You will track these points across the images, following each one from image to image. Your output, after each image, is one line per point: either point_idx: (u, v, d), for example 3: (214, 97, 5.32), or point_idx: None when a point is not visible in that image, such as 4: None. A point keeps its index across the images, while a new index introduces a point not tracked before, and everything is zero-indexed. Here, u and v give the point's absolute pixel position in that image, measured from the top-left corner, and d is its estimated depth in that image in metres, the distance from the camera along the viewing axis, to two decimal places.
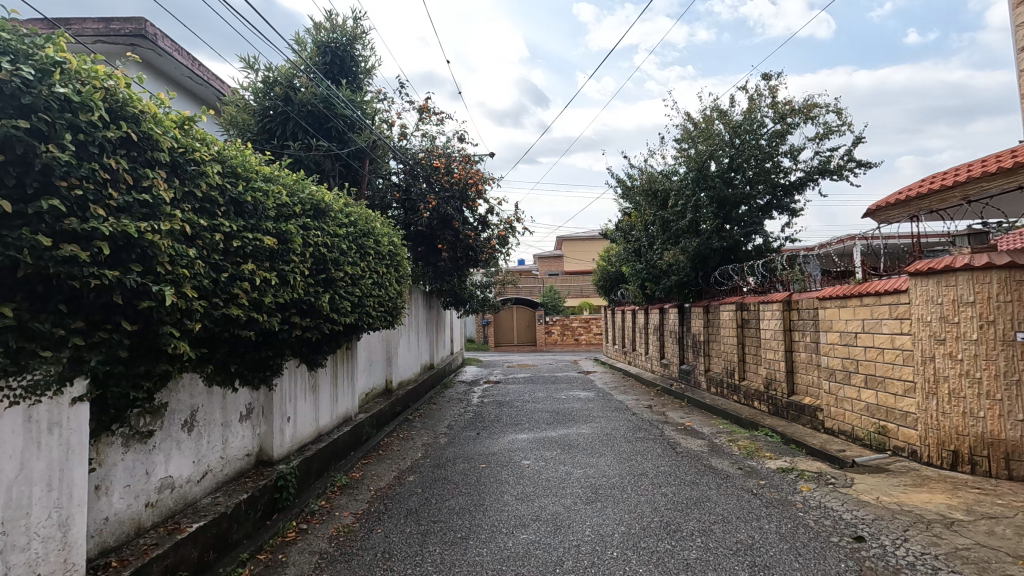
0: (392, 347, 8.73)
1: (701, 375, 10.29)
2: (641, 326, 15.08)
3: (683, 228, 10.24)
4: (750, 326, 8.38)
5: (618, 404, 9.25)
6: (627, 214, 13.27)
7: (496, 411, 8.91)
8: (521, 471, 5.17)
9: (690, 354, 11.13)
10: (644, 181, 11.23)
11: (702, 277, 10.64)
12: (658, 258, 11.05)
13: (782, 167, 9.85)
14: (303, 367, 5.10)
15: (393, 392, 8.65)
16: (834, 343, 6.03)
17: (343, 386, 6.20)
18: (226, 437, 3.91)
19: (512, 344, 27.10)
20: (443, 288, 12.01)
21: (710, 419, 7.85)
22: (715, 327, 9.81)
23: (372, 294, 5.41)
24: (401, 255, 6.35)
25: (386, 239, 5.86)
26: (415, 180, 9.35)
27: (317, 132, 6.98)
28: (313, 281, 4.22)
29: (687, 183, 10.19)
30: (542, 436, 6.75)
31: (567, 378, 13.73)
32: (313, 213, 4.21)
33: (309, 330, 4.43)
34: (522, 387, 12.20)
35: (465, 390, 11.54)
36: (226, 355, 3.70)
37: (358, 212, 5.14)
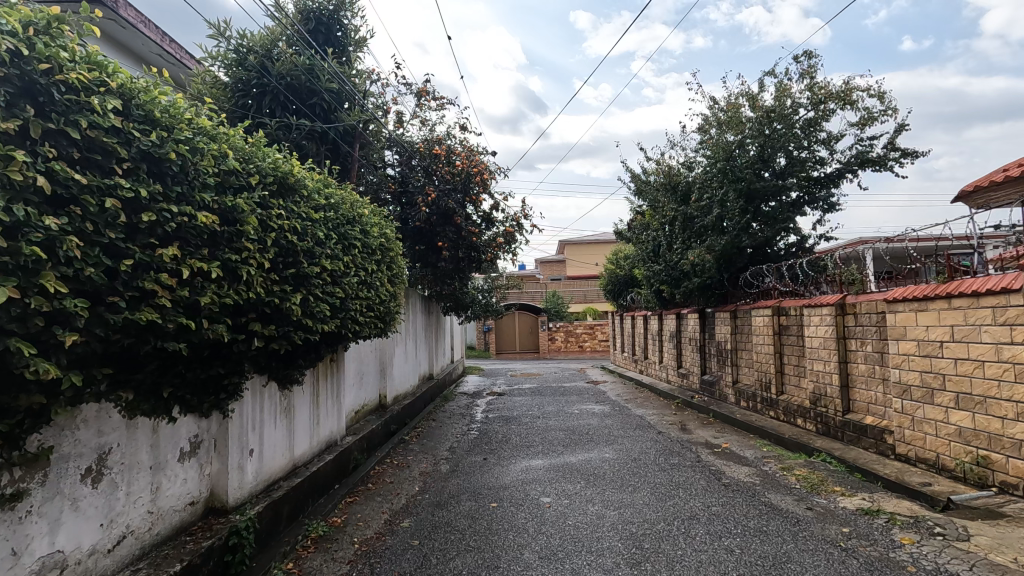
0: (386, 358, 7.78)
1: (728, 387, 9.33)
2: (654, 333, 14.11)
3: (708, 225, 9.33)
4: (790, 334, 7.44)
5: (639, 421, 8.29)
6: (640, 212, 12.36)
7: (504, 429, 7.93)
8: (543, 514, 4.20)
9: (713, 364, 10.17)
10: (662, 176, 10.31)
11: (728, 279, 9.65)
12: (679, 259, 10.09)
13: (818, 157, 8.93)
14: (274, 385, 4.14)
15: (388, 408, 7.69)
16: (910, 354, 5.08)
17: (326, 406, 5.25)
18: (159, 483, 2.94)
19: (514, 351, 26.12)
20: (443, 292, 11.05)
21: (749, 440, 6.87)
22: (745, 335, 8.84)
23: (359, 296, 4.46)
24: (396, 251, 5.40)
25: (379, 230, 4.92)
26: (413, 170, 8.43)
27: (299, 109, 6.06)
28: (279, 276, 3.29)
29: (712, 176, 9.28)
30: (561, 463, 5.78)
31: (577, 388, 12.76)
32: (278, 190, 3.28)
33: (275, 340, 3.48)
34: (529, 399, 11.23)
35: (468, 403, 10.56)
36: (155, 375, 2.76)
37: (342, 195, 4.20)
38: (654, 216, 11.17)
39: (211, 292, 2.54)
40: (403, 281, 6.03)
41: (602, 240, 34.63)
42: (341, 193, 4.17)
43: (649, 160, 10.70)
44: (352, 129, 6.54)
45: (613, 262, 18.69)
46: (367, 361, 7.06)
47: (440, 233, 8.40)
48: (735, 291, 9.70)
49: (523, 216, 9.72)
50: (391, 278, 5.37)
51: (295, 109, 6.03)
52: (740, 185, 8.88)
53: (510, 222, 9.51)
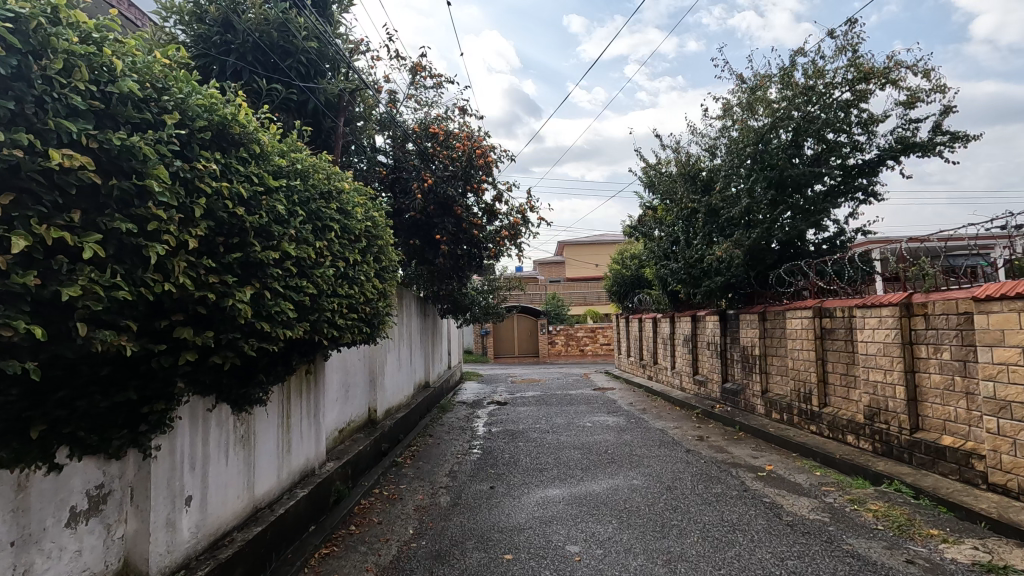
0: (376, 366, 6.83)
1: (756, 397, 8.43)
2: (666, 337, 13.19)
3: (734, 217, 8.44)
4: (836, 338, 6.55)
5: (662, 436, 7.38)
6: (653, 206, 11.46)
7: (510, 446, 6.99)
8: (573, 573, 3.26)
9: (737, 371, 9.27)
10: (682, 164, 9.42)
11: (756, 279, 8.74)
12: (699, 256, 9.19)
13: (856, 143, 8.01)
14: (225, 408, 3.20)
15: (379, 423, 6.74)
16: (1010, 363, 4.19)
17: (301, 428, 4.30)
18: (31, 564, 2.00)
19: (512, 355, 25.19)
20: (440, 293, 10.10)
21: (795, 462, 5.96)
22: (777, 339, 7.96)
23: (337, 294, 3.52)
24: (387, 240, 4.47)
25: (363, 212, 3.98)
26: (408, 155, 7.51)
27: (272, 74, 5.13)
28: (217, 264, 2.36)
29: (740, 163, 8.43)
30: (585, 494, 4.84)
31: (585, 397, 11.84)
32: (217, 144, 2.35)
33: (216, 352, 2.56)
34: (534, 409, 10.29)
35: (468, 414, 9.63)
36: (16, 406, 1.84)
37: (315, 162, 3.26)
38: (670, 209, 10.28)
39: (87, 279, 1.64)
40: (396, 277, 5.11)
41: (603, 241, 33.73)
42: (314, 159, 3.23)
43: (665, 148, 9.82)
44: (335, 101, 5.63)
45: (618, 261, 17.77)
46: (353, 370, 6.11)
47: (438, 224, 7.47)
48: (762, 291, 8.80)
49: (529, 208, 8.80)
50: (379, 272, 4.43)
51: (265, 73, 5.09)
52: (771, 173, 8.03)
53: (514, 214, 8.60)
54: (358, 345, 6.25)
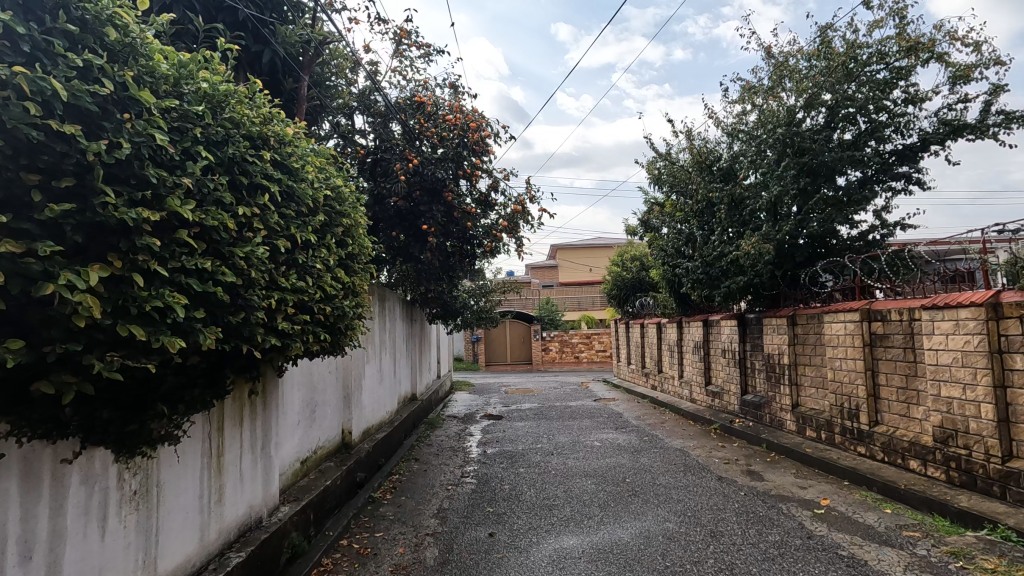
0: (351, 380, 5.77)
1: (786, 411, 7.48)
2: (673, 344, 12.21)
3: (760, 208, 7.50)
4: (892, 345, 5.60)
5: (685, 459, 6.38)
6: (662, 201, 10.51)
7: (510, 474, 5.95)
8: None
9: (760, 382, 8.31)
10: (699, 152, 8.48)
11: (784, 278, 7.80)
12: (718, 254, 8.22)
13: (900, 125, 7.08)
14: (100, 453, 2.15)
15: (354, 448, 5.68)
16: None
17: (240, 468, 3.24)
18: None
19: (504, 363, 24.12)
20: (429, 295, 9.06)
21: (852, 493, 4.98)
22: (811, 346, 7.02)
23: (276, 287, 2.50)
24: (355, 221, 3.44)
25: (319, 179, 2.95)
26: (391, 133, 6.49)
27: (217, 16, 4.10)
28: (25, 222, 1.37)
29: (766, 148, 7.48)
30: (610, 544, 3.81)
31: (587, 409, 10.83)
32: (17, 6, 1.38)
33: (44, 376, 1.54)
34: (533, 423, 9.25)
35: (459, 432, 8.58)
36: None
37: (243, 92, 2.25)
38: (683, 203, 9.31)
39: None
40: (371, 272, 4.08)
41: (596, 244, 32.81)
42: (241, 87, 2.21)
43: (678, 135, 8.86)
44: (300, 56, 4.61)
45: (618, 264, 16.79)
46: (322, 385, 5.06)
47: (424, 214, 6.41)
48: (789, 292, 7.86)
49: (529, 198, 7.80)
50: (343, 262, 3.39)
51: (208, 13, 4.07)
52: (803, 160, 7.07)
53: (513, 206, 7.59)
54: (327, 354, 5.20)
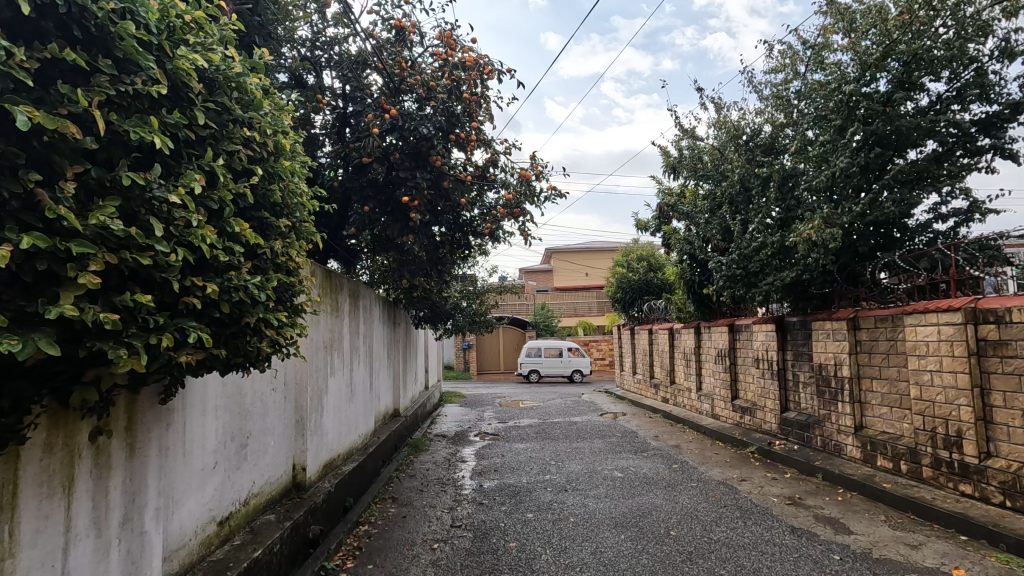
0: (305, 400, 4.32)
1: (845, 435, 6.19)
2: (690, 353, 10.86)
3: (814, 188, 6.21)
4: (1014, 354, 4.29)
5: (733, 498, 5.08)
6: (684, 188, 9.24)
7: (517, 522, 4.51)
8: None
9: (809, 398, 6.98)
10: (736, 125, 7.21)
11: (842, 272, 6.50)
12: (759, 245, 6.88)
13: (995, 82, 5.71)
14: None
15: (307, 492, 4.23)
16: None
17: (59, 571, 1.84)
18: None
19: (496, 371, 22.76)
20: (414, 292, 7.67)
21: (983, 556, 3.66)
22: (882, 357, 5.72)
23: (41, 222, 1.21)
24: (277, 146, 2.09)
25: (190, 44, 1.63)
26: (366, 84, 5.15)
27: None
28: None
29: (825, 115, 6.16)
30: None
31: (595, 426, 9.49)
32: None
33: None
34: (537, 445, 7.89)
35: (450, 457, 7.17)
36: None
37: None
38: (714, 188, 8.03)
39: None
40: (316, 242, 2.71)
41: (593, 248, 31.52)
42: None
43: (707, 106, 7.57)
44: None
45: (623, 266, 15.53)
46: (258, 406, 3.67)
47: (404, 184, 4.86)
48: (845, 291, 6.58)
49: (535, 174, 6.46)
50: (247, 211, 2.03)
51: None
52: (874, 125, 5.72)
53: (518, 184, 6.22)
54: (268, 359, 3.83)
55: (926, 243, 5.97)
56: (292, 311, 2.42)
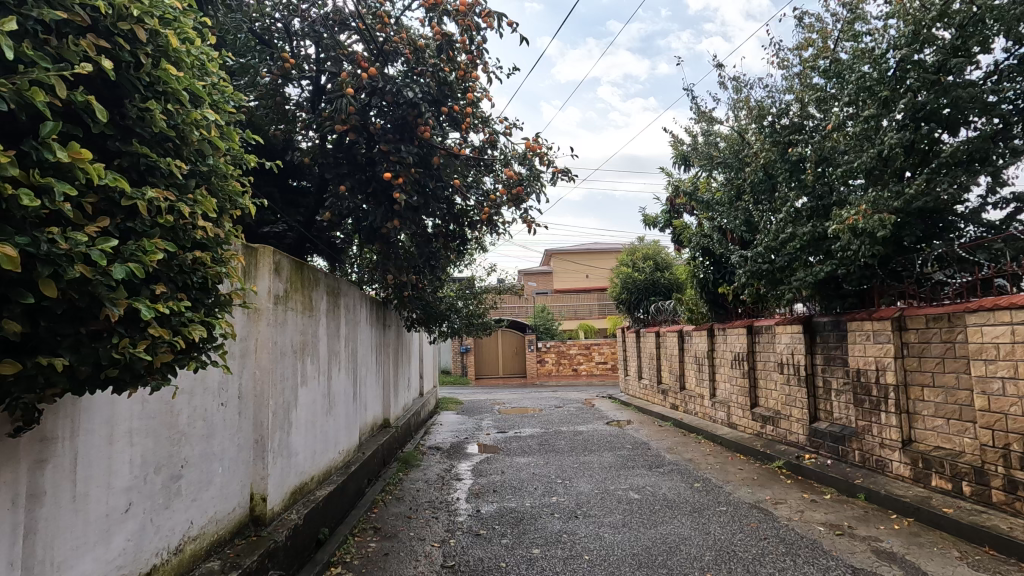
0: (264, 417, 3.59)
1: (889, 449, 5.48)
2: (702, 357, 10.14)
3: (852, 171, 5.52)
4: None
5: (769, 527, 4.36)
6: (697, 178, 8.54)
7: (524, 561, 3.76)
8: None
9: (846, 407, 6.26)
10: (761, 105, 6.52)
11: (883, 266, 5.79)
12: (790, 236, 6.17)
13: None
14: None
15: (266, 528, 3.49)
16: None
17: None
18: None
19: (495, 376, 22.00)
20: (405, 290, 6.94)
21: None
22: (936, 361, 5.02)
23: None
24: (147, 39, 1.56)
25: None
26: (345, 46, 4.42)
27: None
28: None
29: (871, 86, 5.40)
30: None
31: (601, 436, 8.77)
32: None
33: None
34: (541, 458, 7.15)
35: (445, 474, 6.42)
36: None
37: None
38: (734, 177, 7.34)
39: None
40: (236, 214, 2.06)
41: (593, 249, 30.83)
42: None
43: (726, 85, 6.89)
44: None
45: (628, 265, 14.85)
46: (200, 425, 2.96)
47: (381, 158, 4.12)
48: (885, 289, 5.86)
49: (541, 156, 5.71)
50: (109, 143, 1.51)
51: None
52: (928, 97, 5.01)
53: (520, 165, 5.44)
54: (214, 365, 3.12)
55: (971, 236, 5.31)
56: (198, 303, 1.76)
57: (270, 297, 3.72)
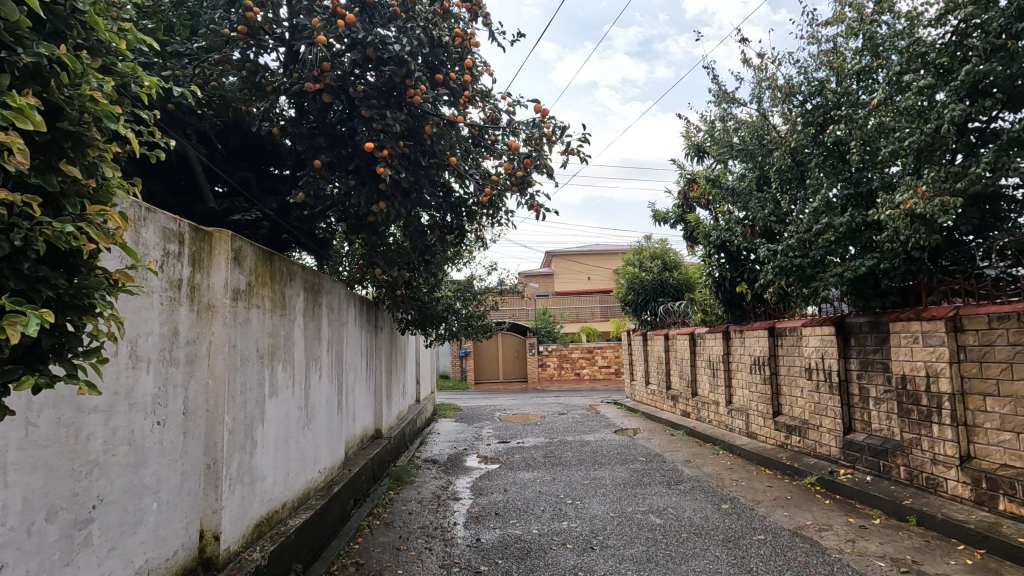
0: (218, 437, 2.96)
1: (943, 466, 4.84)
2: (717, 361, 9.49)
3: (899, 151, 4.88)
4: None
5: (818, 563, 3.71)
6: (713, 168, 7.93)
7: None
8: None
9: (888, 417, 5.62)
10: (794, 82, 5.90)
11: (929, 256, 5.20)
12: (825, 227, 5.55)
13: None
14: None
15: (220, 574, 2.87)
16: None
17: None
18: None
19: (495, 380, 21.34)
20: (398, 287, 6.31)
21: None
22: (1001, 367, 4.39)
23: None
24: None
25: None
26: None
27: None
28: None
29: (926, 54, 4.66)
30: None
31: (610, 447, 8.11)
32: None
33: None
34: (547, 473, 6.51)
35: (442, 492, 5.77)
36: None
37: None
38: (759, 163, 6.72)
39: None
40: (105, 149, 1.45)
41: (594, 250, 30.26)
42: None
43: (751, 62, 6.27)
44: None
45: (634, 265, 14.23)
46: (125, 452, 2.32)
47: (365, 127, 3.48)
48: (934, 285, 5.19)
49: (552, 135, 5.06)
50: None
51: None
52: (988, 66, 4.29)
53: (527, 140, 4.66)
54: (148, 377, 2.49)
55: None
56: (20, 273, 1.18)
57: (228, 293, 3.08)
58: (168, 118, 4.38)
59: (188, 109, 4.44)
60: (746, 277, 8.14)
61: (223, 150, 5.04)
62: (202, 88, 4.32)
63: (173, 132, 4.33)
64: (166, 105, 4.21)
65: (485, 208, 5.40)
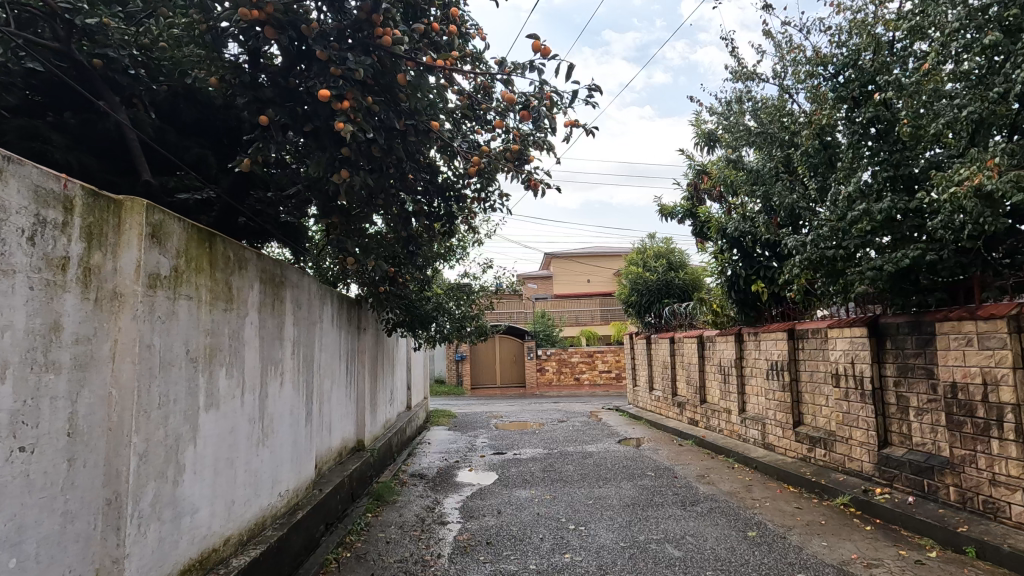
0: (123, 462, 2.29)
1: (1006, 488, 4.16)
2: (729, 366, 8.83)
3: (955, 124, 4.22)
4: None
5: None
6: (727, 157, 7.29)
7: None
8: None
9: (933, 430, 4.95)
10: (827, 53, 5.28)
11: (986, 248, 4.54)
12: (863, 214, 4.90)
13: None
14: None
15: None
16: None
17: None
18: None
19: (492, 385, 20.65)
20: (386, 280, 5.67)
21: None
22: None
23: None
24: None
25: None
26: None
27: None
28: None
29: (988, 8, 3.99)
30: None
31: (615, 460, 7.43)
32: None
33: None
34: (546, 490, 5.83)
35: (427, 514, 5.09)
36: None
37: None
38: (783, 147, 6.09)
39: None
40: None
41: (594, 253, 29.67)
42: None
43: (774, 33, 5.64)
44: None
45: (637, 265, 13.60)
46: None
47: (321, 75, 2.82)
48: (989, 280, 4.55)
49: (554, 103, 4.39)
50: None
51: None
52: None
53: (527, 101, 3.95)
54: (2, 387, 1.83)
55: None
56: None
57: (140, 278, 2.41)
58: (101, 80, 3.72)
59: (126, 69, 3.78)
60: (763, 274, 7.48)
61: (175, 122, 4.39)
62: (138, 43, 3.65)
63: (105, 95, 3.68)
64: (94, 61, 3.55)
65: (477, 190, 4.74)
